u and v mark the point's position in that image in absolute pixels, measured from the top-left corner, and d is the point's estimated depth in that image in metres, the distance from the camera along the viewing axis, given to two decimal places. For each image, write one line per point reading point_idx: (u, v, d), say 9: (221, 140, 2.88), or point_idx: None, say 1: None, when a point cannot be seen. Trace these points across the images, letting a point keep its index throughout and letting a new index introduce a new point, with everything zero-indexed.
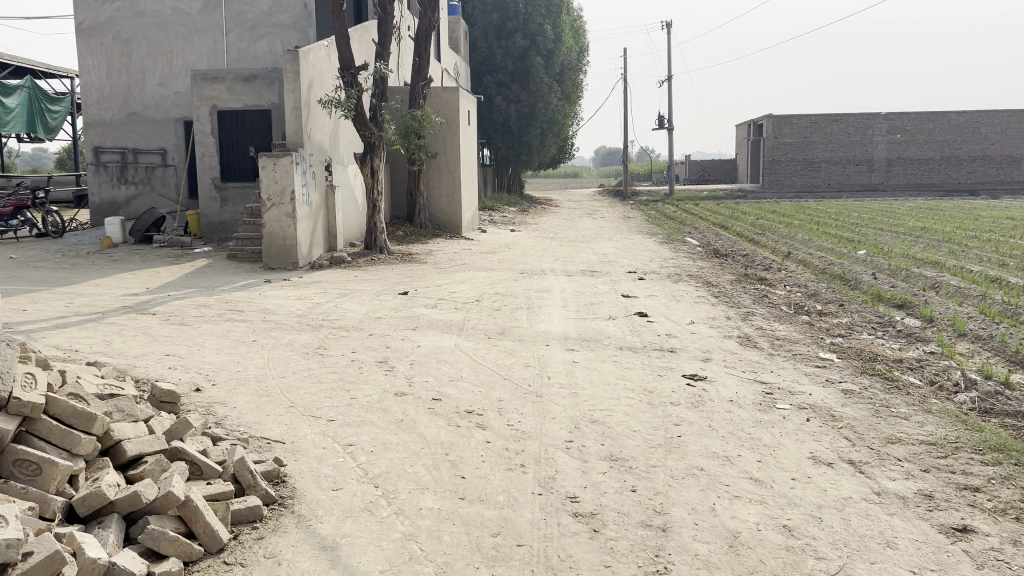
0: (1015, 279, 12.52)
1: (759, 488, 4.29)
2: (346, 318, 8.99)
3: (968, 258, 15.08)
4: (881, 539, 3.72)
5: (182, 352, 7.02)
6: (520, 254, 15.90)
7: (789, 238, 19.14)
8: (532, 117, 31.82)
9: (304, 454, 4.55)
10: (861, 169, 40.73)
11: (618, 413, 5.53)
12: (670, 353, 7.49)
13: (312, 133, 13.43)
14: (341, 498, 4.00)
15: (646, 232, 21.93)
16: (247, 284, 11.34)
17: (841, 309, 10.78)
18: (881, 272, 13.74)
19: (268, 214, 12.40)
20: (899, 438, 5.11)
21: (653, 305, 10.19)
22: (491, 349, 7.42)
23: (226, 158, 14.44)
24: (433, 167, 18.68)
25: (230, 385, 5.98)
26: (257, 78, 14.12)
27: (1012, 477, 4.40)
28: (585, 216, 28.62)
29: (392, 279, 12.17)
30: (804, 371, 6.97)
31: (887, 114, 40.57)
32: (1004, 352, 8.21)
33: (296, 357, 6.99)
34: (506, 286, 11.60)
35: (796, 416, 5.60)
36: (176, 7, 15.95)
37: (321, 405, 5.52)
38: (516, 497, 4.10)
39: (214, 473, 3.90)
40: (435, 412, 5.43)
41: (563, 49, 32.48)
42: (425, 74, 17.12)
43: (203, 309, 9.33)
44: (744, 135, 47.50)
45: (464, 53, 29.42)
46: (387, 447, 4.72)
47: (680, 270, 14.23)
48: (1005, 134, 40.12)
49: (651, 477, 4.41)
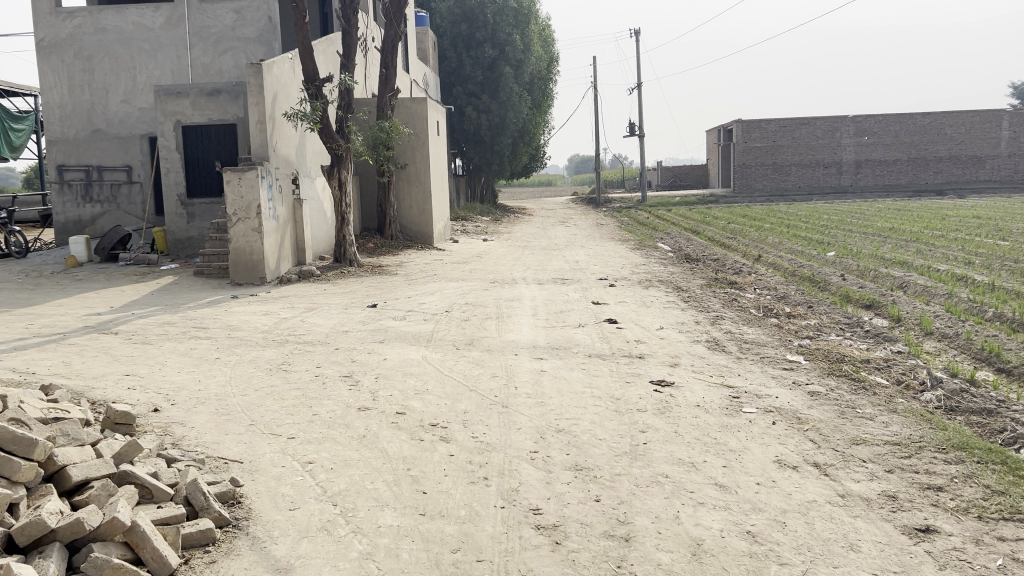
0: (982, 277, 12.62)
1: (723, 494, 4.25)
2: (312, 333, 8.88)
3: (935, 257, 15.25)
4: (844, 542, 3.69)
5: (143, 371, 6.88)
6: (492, 263, 15.85)
7: (759, 241, 19.23)
8: (502, 127, 31.84)
9: (262, 473, 4.45)
10: (830, 171, 41.15)
11: (585, 421, 5.48)
12: (638, 359, 7.45)
13: (277, 146, 13.28)
14: (298, 518, 3.91)
15: (617, 239, 21.96)
16: (213, 300, 11.19)
17: (810, 310, 10.83)
18: (851, 273, 13.81)
19: (234, 230, 12.23)
20: (863, 439, 5.10)
21: (623, 312, 10.17)
22: (458, 360, 7.34)
23: (191, 174, 14.26)
24: (402, 178, 18.59)
25: (190, 404, 5.85)
26: (222, 92, 13.99)
27: (975, 475, 4.40)
28: (557, 224, 28.57)
29: (360, 292, 12.06)
30: (771, 374, 6.96)
31: (854, 117, 41.05)
32: (971, 350, 8.25)
33: (259, 374, 6.86)
34: (476, 296, 11.54)
35: (761, 420, 5.58)
36: (139, 23, 15.81)
37: (282, 423, 5.41)
38: (478, 511, 4.03)
39: (165, 496, 3.81)
40: (398, 426, 5.35)
41: (533, 57, 32.53)
42: (392, 86, 17.07)
43: (168, 327, 9.17)
44: (714, 141, 47.87)
45: (432, 64, 29.34)
46: (348, 463, 4.63)
47: (650, 275, 14.25)
48: (969, 134, 40.77)
49: (615, 486, 4.35)
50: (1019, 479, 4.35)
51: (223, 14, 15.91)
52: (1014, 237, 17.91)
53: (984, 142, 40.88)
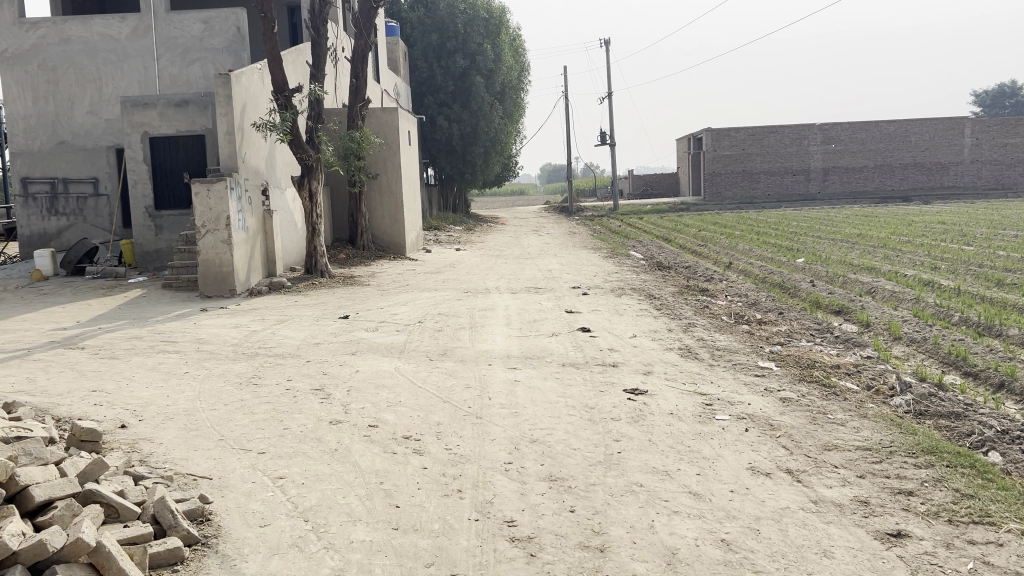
0: (948, 282, 12.82)
1: (698, 503, 4.25)
2: (283, 345, 8.79)
3: (902, 262, 15.47)
4: (818, 548, 3.70)
5: (110, 387, 6.75)
6: (465, 273, 15.81)
7: (729, 249, 19.37)
8: (474, 136, 31.87)
9: (231, 489, 4.38)
10: (798, 179, 41.61)
11: (560, 431, 5.46)
12: (612, 368, 7.46)
13: (246, 157, 13.15)
14: (268, 534, 3.85)
15: (590, 247, 22.03)
16: (182, 313, 11.05)
17: (781, 317, 10.92)
18: (820, 279, 13.95)
19: (203, 241, 12.10)
20: (835, 445, 5.13)
21: (596, 320, 10.19)
22: (431, 371, 7.30)
23: (160, 186, 14.09)
24: (374, 188, 18.51)
25: (158, 420, 5.75)
26: (190, 103, 13.85)
27: (945, 479, 4.44)
28: (530, 233, 28.60)
29: (332, 303, 11.99)
30: (744, 381, 6.99)
31: (821, 125, 41.57)
32: (939, 354, 8.36)
33: (229, 388, 6.77)
34: (449, 306, 11.51)
35: (735, 427, 5.60)
36: (104, 33, 15.61)
37: (252, 438, 5.34)
38: (452, 524, 3.99)
39: (132, 515, 3.74)
40: (371, 439, 5.30)
41: (505, 66, 32.62)
42: (363, 96, 17.01)
43: (136, 341, 9.04)
44: (684, 149, 48.24)
45: (403, 74, 29.31)
46: (319, 478, 4.57)
47: (623, 283, 14.29)
48: (934, 141, 41.52)
49: (590, 496, 4.34)
50: (987, 482, 4.40)
51: (191, 24, 15.76)
52: (978, 242, 18.21)
53: (947, 149, 41.66)
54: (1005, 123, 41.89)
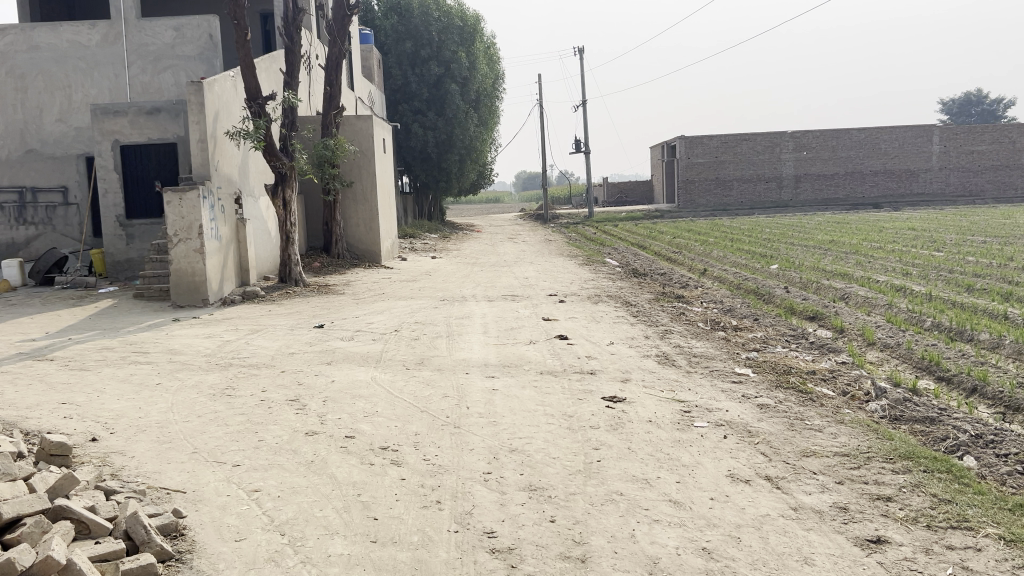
0: (919, 288, 12.98)
1: (678, 511, 4.23)
2: (257, 355, 8.69)
3: (874, 268, 15.65)
4: (799, 556, 3.70)
5: (80, 399, 6.62)
6: (441, 281, 15.75)
7: (704, 255, 19.48)
8: (449, 144, 31.85)
9: (206, 503, 4.30)
10: (771, 186, 41.98)
11: (538, 440, 5.43)
12: (589, 375, 7.45)
13: (219, 166, 13.02)
14: (243, 549, 3.78)
15: (566, 254, 22.06)
16: (154, 323, 10.90)
17: (756, 323, 10.98)
18: (794, 285, 14.06)
19: (175, 251, 11.95)
20: (814, 451, 5.14)
21: (573, 328, 10.18)
22: (408, 381, 7.24)
23: (131, 194, 13.88)
24: (349, 196, 18.40)
25: (130, 433, 5.65)
26: (161, 111, 13.71)
27: (922, 484, 4.46)
28: (506, 241, 28.58)
29: (307, 312, 11.88)
30: (721, 388, 7.00)
31: (793, 133, 42.00)
32: (912, 359, 8.44)
33: (202, 399, 6.66)
34: (426, 314, 11.45)
35: (713, 434, 5.60)
36: (74, 40, 15.42)
37: (226, 450, 5.25)
38: (431, 536, 3.94)
39: (103, 530, 3.66)
40: (348, 450, 5.24)
41: (479, 74, 32.68)
42: (337, 104, 16.92)
43: (107, 353, 8.89)
44: (658, 157, 48.54)
45: (377, 81, 29.24)
46: (295, 491, 4.50)
47: (599, 290, 14.32)
48: (903, 149, 42.13)
49: (570, 506, 4.31)
50: (964, 487, 4.43)
51: (162, 31, 15.64)
52: (948, 248, 18.47)
53: (916, 156, 42.29)
54: (972, 130, 42.58)
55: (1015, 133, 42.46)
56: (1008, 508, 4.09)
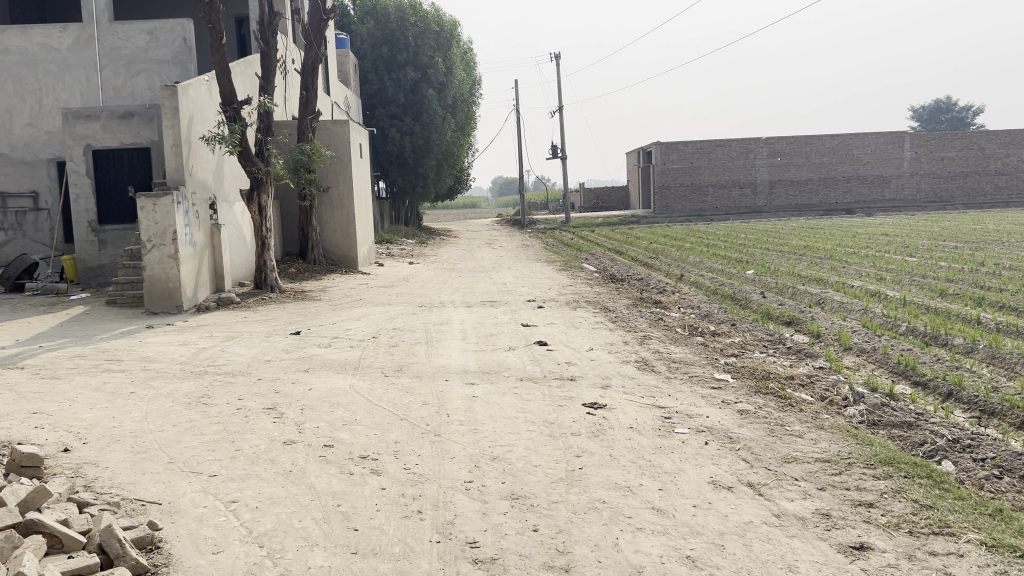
0: (893, 293, 13.09)
1: (661, 519, 4.21)
2: (233, 363, 8.58)
3: (849, 273, 15.79)
4: (783, 563, 3.69)
5: (51, 409, 6.49)
6: (418, 287, 15.68)
7: (681, 261, 19.55)
8: (426, 149, 31.77)
9: (182, 515, 4.22)
10: (745, 192, 42.29)
11: (519, 448, 5.39)
12: (569, 382, 7.43)
13: (193, 170, 12.88)
14: (221, 562, 3.71)
15: (544, 260, 22.06)
16: (127, 330, 10.74)
17: (733, 328, 11.02)
18: (770, 291, 14.13)
19: (149, 257, 11.78)
20: (795, 457, 5.15)
21: (552, 334, 10.16)
22: (387, 388, 7.17)
23: (103, 200, 13.68)
24: (325, 202, 18.28)
25: (103, 443, 5.55)
26: (135, 115, 13.55)
27: (903, 490, 4.48)
28: (483, 246, 28.52)
29: (283, 319, 11.76)
30: (701, 394, 7.01)
31: (767, 139, 42.32)
32: (888, 364, 8.50)
33: (177, 408, 6.55)
34: (404, 321, 11.37)
35: (694, 440, 5.60)
36: (44, 43, 15.20)
37: (202, 460, 5.17)
38: (413, 546, 3.89)
39: (77, 545, 3.58)
40: (327, 460, 5.17)
41: (456, 80, 32.65)
42: (313, 108, 16.83)
43: (79, 360, 8.74)
44: (634, 163, 48.72)
45: (353, 86, 29.09)
46: (274, 501, 4.43)
47: (578, 296, 14.31)
48: (875, 156, 42.64)
49: (553, 515, 4.27)
50: (945, 492, 4.45)
51: (135, 35, 15.50)
52: (920, 253, 18.68)
53: (888, 163, 42.82)
54: (942, 137, 43.17)
55: (984, 140, 43.10)
56: (988, 514, 4.11)
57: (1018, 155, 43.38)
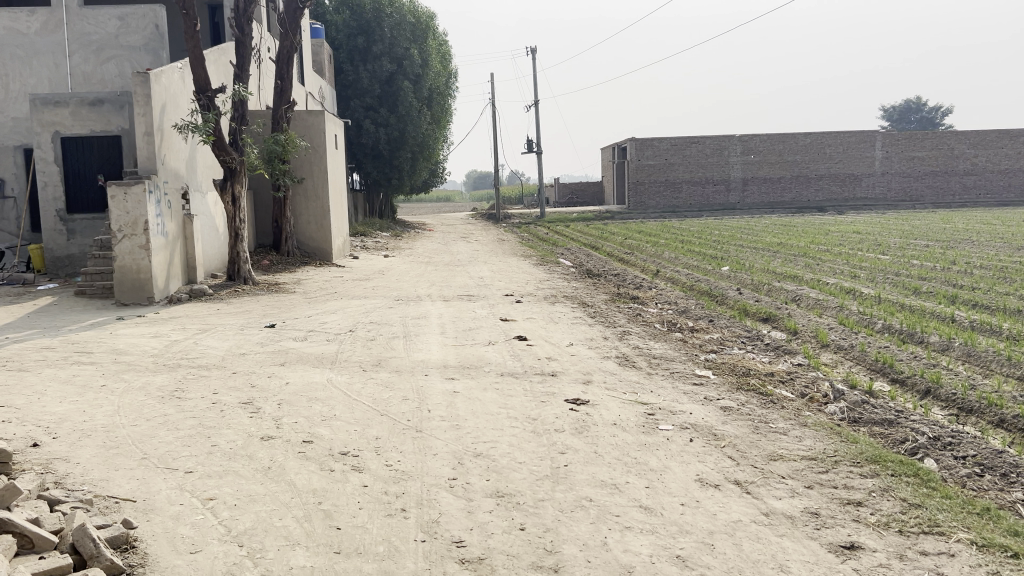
0: (868, 290, 13.19)
1: (649, 517, 4.15)
2: (207, 356, 8.41)
3: (823, 270, 15.90)
4: (774, 563, 3.65)
5: (18, 402, 6.30)
6: (394, 280, 15.53)
7: (656, 257, 19.55)
8: (401, 141, 31.56)
9: (157, 513, 4.09)
10: (719, 189, 42.50)
11: (503, 444, 5.31)
12: (551, 377, 7.36)
13: (165, 159, 12.62)
14: (200, 562, 3.58)
15: (520, 254, 21.97)
16: (98, 322, 10.51)
17: (711, 324, 11.02)
18: (746, 287, 14.17)
19: (119, 247, 11.53)
20: (781, 455, 5.11)
21: (532, 328, 10.09)
22: (366, 383, 7.06)
23: (72, 189, 13.36)
24: (299, 193, 18.04)
25: (74, 437, 5.39)
26: (105, 102, 13.25)
27: (891, 489, 4.46)
28: (459, 240, 28.38)
29: (257, 311, 11.56)
30: (683, 390, 6.97)
31: (741, 136, 42.53)
32: (866, 361, 8.53)
33: (150, 402, 6.39)
34: (381, 314, 11.23)
35: (679, 437, 5.55)
36: (11, 27, 14.85)
37: (177, 456, 5.03)
38: (397, 546, 3.80)
39: (48, 545, 3.45)
40: (307, 456, 5.05)
41: (432, 72, 32.44)
42: (288, 98, 16.58)
43: (47, 353, 8.52)
44: (609, 158, 48.79)
45: (328, 77, 28.80)
46: (252, 499, 4.31)
47: (555, 291, 14.25)
48: (846, 155, 43.09)
49: (540, 513, 4.20)
50: (932, 491, 4.44)
51: (105, 20, 15.14)
52: (893, 252, 18.82)
53: (859, 162, 43.26)
54: (912, 137, 43.68)
55: (954, 141, 43.71)
56: (977, 513, 4.11)
57: (986, 155, 44.02)
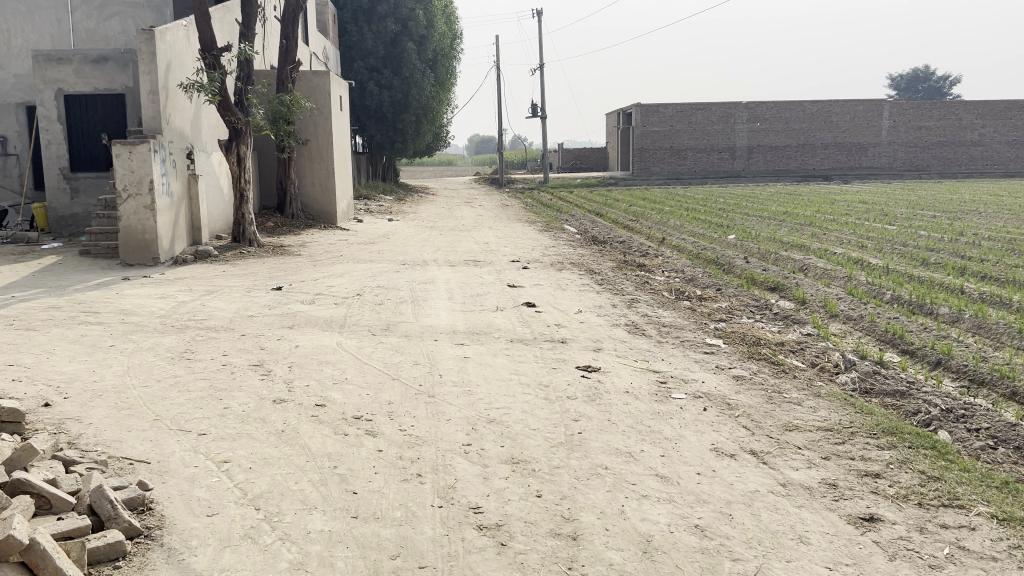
0: (875, 261, 13.07)
1: (666, 486, 4.13)
2: (215, 317, 8.38)
3: (831, 240, 15.80)
4: (794, 534, 3.63)
5: (28, 361, 6.29)
6: (400, 244, 15.45)
7: (661, 224, 19.43)
8: (405, 103, 31.26)
9: (173, 475, 4.07)
10: (724, 156, 42.21)
11: (516, 411, 5.29)
12: (561, 344, 7.31)
13: (170, 118, 12.48)
14: (217, 525, 3.57)
15: (525, 220, 21.82)
16: (103, 282, 10.46)
17: (719, 293, 10.96)
18: (753, 256, 14.09)
19: (124, 207, 11.45)
20: (796, 425, 5.09)
21: (540, 295, 10.04)
22: (376, 347, 7.03)
23: (75, 146, 13.26)
24: (304, 154, 17.90)
25: (85, 398, 5.37)
26: (108, 60, 13.06)
27: (909, 461, 4.44)
28: (463, 204, 28.20)
29: (264, 274, 11.52)
30: (694, 359, 6.94)
31: (748, 103, 42.13)
32: (875, 331, 8.49)
33: (160, 363, 6.37)
34: (387, 279, 11.17)
35: (692, 406, 5.52)
36: None
37: (190, 417, 5.01)
38: (415, 511, 3.78)
39: (66, 506, 3.43)
40: (320, 420, 5.03)
41: (437, 34, 32.00)
42: (293, 58, 16.38)
43: (54, 312, 8.49)
44: (614, 124, 48.44)
45: (332, 37, 28.42)
46: (267, 462, 4.29)
47: (561, 257, 14.17)
48: (854, 123, 42.72)
49: (556, 480, 4.18)
50: (950, 464, 4.43)
51: None
52: (900, 222, 18.70)
53: (866, 130, 42.90)
54: (920, 106, 43.28)
55: (961, 110, 43.34)
56: (995, 486, 4.10)
57: (994, 126, 43.61)
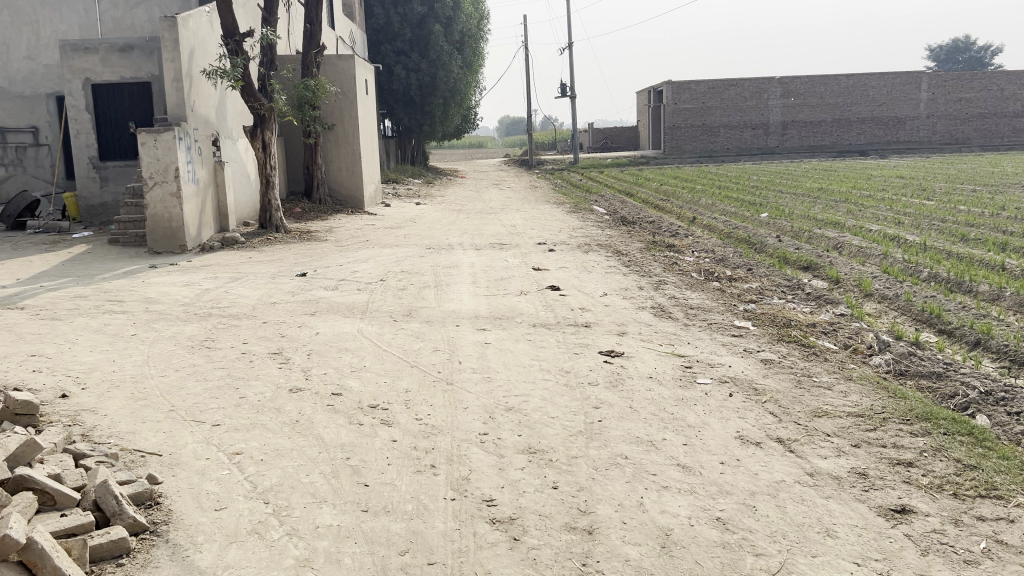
0: (913, 237, 12.70)
1: (688, 477, 3.99)
2: (238, 304, 8.34)
3: (867, 216, 15.39)
4: (820, 527, 3.47)
5: (50, 351, 6.29)
6: (426, 228, 15.37)
7: (693, 203, 19.11)
8: (433, 87, 31.10)
9: (183, 468, 4.01)
10: (757, 133, 41.51)
11: (535, 398, 5.17)
12: (584, 328, 7.16)
13: (195, 106, 12.47)
14: (224, 519, 3.50)
15: (553, 202, 21.61)
16: (130, 270, 10.50)
17: (750, 273, 10.68)
18: (786, 234, 13.76)
19: (151, 195, 11.47)
20: (825, 412, 4.90)
21: (565, 278, 9.87)
22: (396, 333, 6.94)
23: (103, 135, 13.31)
24: (330, 138, 17.83)
25: (103, 388, 5.34)
26: (134, 48, 13.05)
27: (945, 449, 4.24)
28: (492, 187, 28.02)
29: (288, 260, 11.49)
30: (721, 342, 6.75)
31: (781, 78, 41.32)
32: (912, 311, 8.20)
33: (180, 352, 6.35)
34: (412, 263, 11.07)
35: (717, 392, 5.35)
36: None
37: (205, 408, 4.95)
38: (426, 505, 3.68)
39: (70, 501, 3.40)
40: (335, 409, 4.95)
41: (464, 14, 31.73)
42: (317, 42, 16.24)
43: (80, 301, 8.50)
44: (645, 102, 47.88)
45: (359, 21, 28.29)
46: (279, 454, 4.22)
47: (589, 239, 13.98)
48: (892, 95, 41.74)
49: (573, 471, 4.05)
50: (987, 451, 4.22)
51: None
52: (938, 197, 18.19)
53: (905, 103, 41.91)
54: (960, 78, 42.18)
55: (1003, 81, 42.23)
56: None
57: None
